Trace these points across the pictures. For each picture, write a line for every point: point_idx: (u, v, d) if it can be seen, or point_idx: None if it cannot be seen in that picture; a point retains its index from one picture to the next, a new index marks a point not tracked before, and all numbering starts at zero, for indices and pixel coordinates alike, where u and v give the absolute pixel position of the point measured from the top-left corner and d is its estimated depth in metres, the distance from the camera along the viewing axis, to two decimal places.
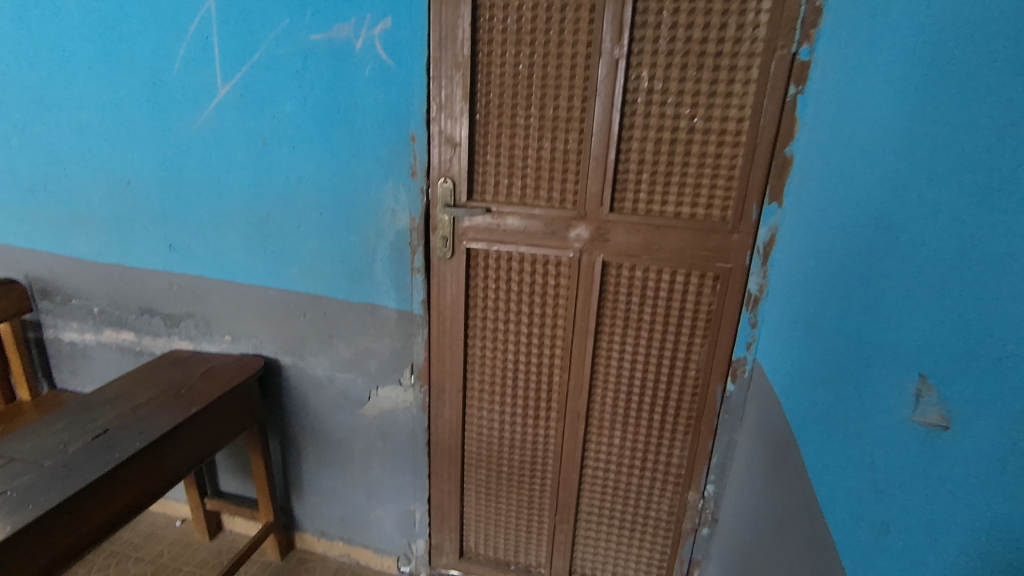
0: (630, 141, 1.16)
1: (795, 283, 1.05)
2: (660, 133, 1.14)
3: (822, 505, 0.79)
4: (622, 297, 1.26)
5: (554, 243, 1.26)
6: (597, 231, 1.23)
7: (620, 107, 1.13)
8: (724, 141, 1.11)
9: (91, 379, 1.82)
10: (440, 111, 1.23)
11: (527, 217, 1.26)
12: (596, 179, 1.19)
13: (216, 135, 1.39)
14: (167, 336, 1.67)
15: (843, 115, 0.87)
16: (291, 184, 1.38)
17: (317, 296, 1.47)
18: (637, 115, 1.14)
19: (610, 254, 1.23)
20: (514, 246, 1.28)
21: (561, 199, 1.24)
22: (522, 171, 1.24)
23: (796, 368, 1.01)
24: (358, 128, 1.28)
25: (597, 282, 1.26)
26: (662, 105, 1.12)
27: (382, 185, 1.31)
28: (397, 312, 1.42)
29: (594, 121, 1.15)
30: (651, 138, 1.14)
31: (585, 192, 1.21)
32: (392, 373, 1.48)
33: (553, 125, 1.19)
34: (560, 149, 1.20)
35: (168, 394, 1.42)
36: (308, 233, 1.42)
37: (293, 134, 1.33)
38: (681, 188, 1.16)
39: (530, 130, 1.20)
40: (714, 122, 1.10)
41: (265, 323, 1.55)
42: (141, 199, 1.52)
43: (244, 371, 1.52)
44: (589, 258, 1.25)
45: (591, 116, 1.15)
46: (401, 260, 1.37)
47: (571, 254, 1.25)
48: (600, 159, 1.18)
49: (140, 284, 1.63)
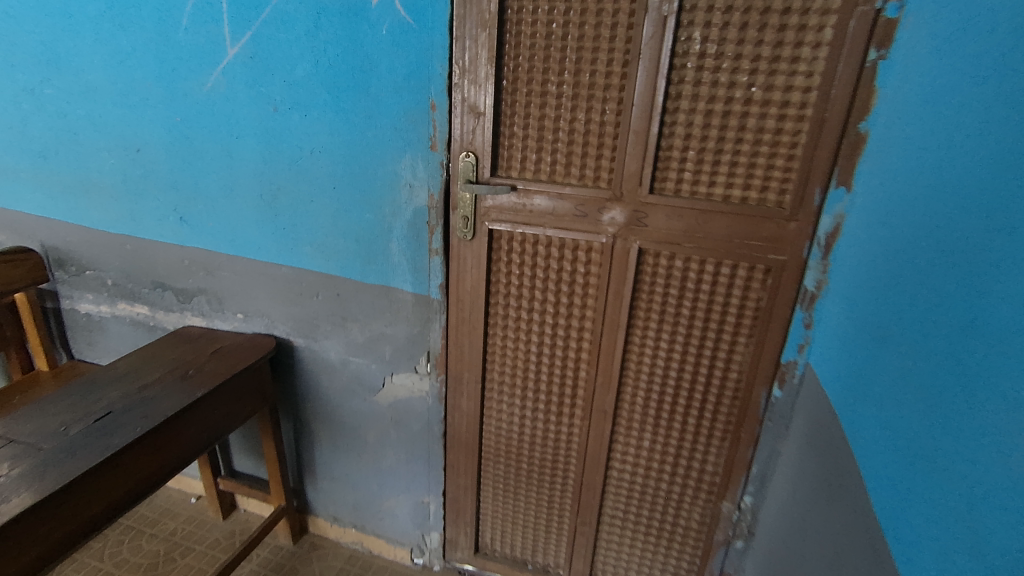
0: (677, 113, 1.02)
1: (863, 281, 0.91)
2: (712, 104, 1.00)
3: (894, 550, 0.67)
4: (659, 289, 1.14)
5: (585, 227, 1.14)
6: (633, 215, 1.10)
7: (667, 73, 0.99)
8: (786, 115, 0.97)
9: (107, 352, 1.80)
10: (463, 76, 1.11)
11: (557, 197, 1.13)
12: (635, 156, 1.06)
13: (226, 100, 1.30)
14: (180, 311, 1.61)
15: (947, 86, 0.73)
16: (304, 155, 1.29)
17: (330, 276, 1.39)
18: (686, 83, 1.00)
19: (646, 240, 1.10)
20: (541, 229, 1.16)
21: (595, 178, 1.11)
22: (553, 145, 1.11)
23: (856, 378, 0.88)
24: (374, 94, 1.17)
25: (631, 272, 1.13)
26: (715, 71, 0.98)
27: (399, 158, 1.21)
28: (413, 296, 1.32)
29: (636, 89, 1.01)
30: (700, 110, 1.00)
31: (622, 171, 1.08)
32: (408, 360, 1.40)
33: (589, 93, 1.05)
34: (596, 121, 1.07)
35: (176, 374, 1.35)
36: (321, 208, 1.33)
37: (306, 100, 1.23)
38: (732, 167, 1.02)
39: (562, 98, 1.07)
40: (775, 92, 0.96)
41: (276, 302, 1.48)
42: (151, 168, 1.45)
43: (255, 352, 1.46)
44: (623, 244, 1.12)
45: (633, 83, 1.01)
46: (419, 240, 1.27)
47: (604, 239, 1.13)
48: (640, 133, 1.04)
49: (151, 257, 1.57)
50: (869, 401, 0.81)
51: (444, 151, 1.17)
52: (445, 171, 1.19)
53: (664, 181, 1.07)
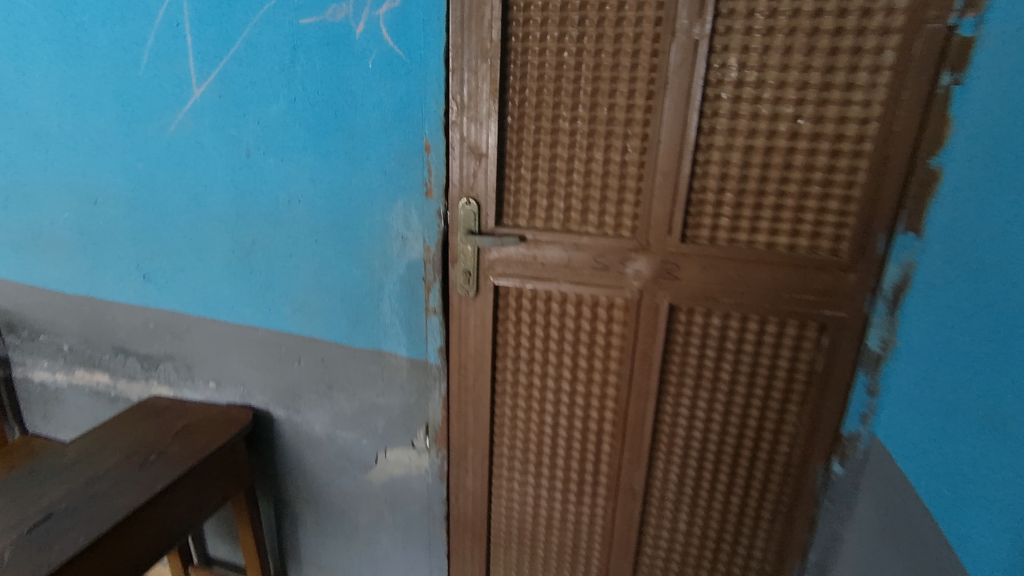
0: (710, 150, 0.88)
1: (939, 343, 0.76)
2: (752, 140, 0.86)
3: None
4: (693, 350, 0.99)
5: (606, 282, 0.99)
6: (662, 267, 0.95)
7: (699, 105, 0.85)
8: (841, 150, 0.83)
9: (65, 425, 1.60)
10: (462, 114, 0.97)
11: (572, 249, 0.99)
12: (663, 200, 0.92)
13: (192, 144, 1.15)
14: (145, 380, 1.43)
15: None
16: (281, 205, 1.13)
17: (313, 339, 1.22)
18: (721, 116, 0.86)
19: (679, 296, 0.95)
20: (555, 285, 1.01)
21: (617, 226, 0.96)
22: (566, 190, 0.97)
23: (936, 463, 0.73)
24: (360, 135, 1.03)
25: (661, 332, 0.98)
26: (754, 102, 0.84)
27: (389, 206, 1.05)
28: (409, 362, 1.16)
29: (663, 124, 0.88)
30: (739, 146, 0.87)
31: (649, 217, 0.93)
32: (403, 433, 1.22)
33: (607, 130, 0.92)
34: (616, 161, 0.93)
35: (134, 461, 1.17)
36: (301, 263, 1.16)
37: (282, 142, 1.08)
38: (778, 210, 0.88)
39: (576, 137, 0.94)
40: (827, 124, 0.82)
41: (252, 368, 1.30)
42: (110, 221, 1.29)
43: (227, 428, 1.28)
44: (650, 300, 0.98)
45: (659, 118, 0.88)
46: (413, 298, 1.11)
47: (628, 295, 0.98)
48: (669, 174, 0.90)
49: (112, 320, 1.39)
50: (970, 500, 0.65)
51: (440, 198, 1.02)
52: (442, 221, 1.04)
53: (697, 228, 0.93)
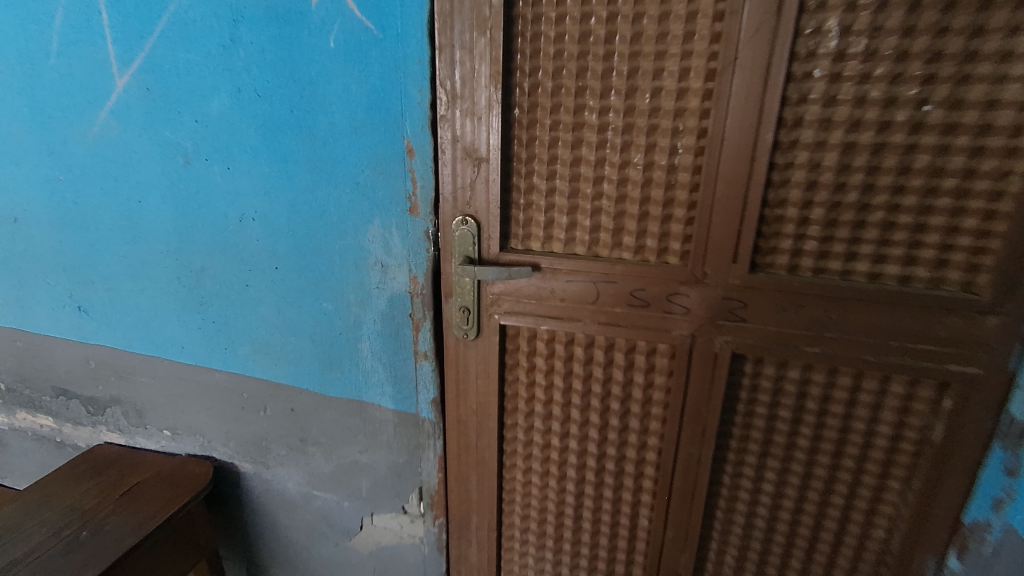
0: (794, 149, 0.64)
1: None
2: (854, 134, 0.62)
3: None
4: (759, 409, 0.76)
5: (647, 323, 0.75)
6: (722, 305, 0.71)
7: (782, 87, 0.61)
8: (985, 147, 0.59)
9: (11, 471, 1.39)
10: (452, 106, 0.73)
11: (601, 281, 0.75)
12: (726, 218, 0.67)
13: (119, 149, 0.92)
14: (92, 425, 1.22)
15: None
16: (230, 224, 0.90)
17: (280, 386, 0.99)
18: (811, 102, 0.62)
19: (744, 343, 0.72)
20: (579, 327, 0.78)
21: (661, 251, 0.73)
22: (593, 204, 0.73)
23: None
24: (323, 135, 0.79)
25: (719, 387, 0.75)
26: (861, 82, 0.60)
27: (365, 225, 0.82)
28: (396, 415, 0.94)
29: (729, 115, 0.63)
30: (835, 143, 0.63)
31: (705, 241, 0.69)
32: (393, 497, 1.01)
33: (649, 123, 0.68)
34: (661, 166, 0.69)
35: (63, 542, 0.95)
36: (260, 296, 0.93)
37: (227, 146, 0.85)
38: (887, 230, 0.64)
39: (607, 134, 0.70)
40: (964, 113, 0.59)
41: (212, 417, 1.08)
42: (33, 244, 1.06)
43: (182, 490, 1.06)
44: (704, 347, 0.74)
45: (725, 106, 0.63)
46: (399, 340, 0.88)
47: (676, 341, 0.75)
48: (736, 183, 0.66)
49: (48, 357, 1.18)
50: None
51: (428, 215, 0.79)
52: (431, 245, 0.80)
53: (771, 253, 0.69)
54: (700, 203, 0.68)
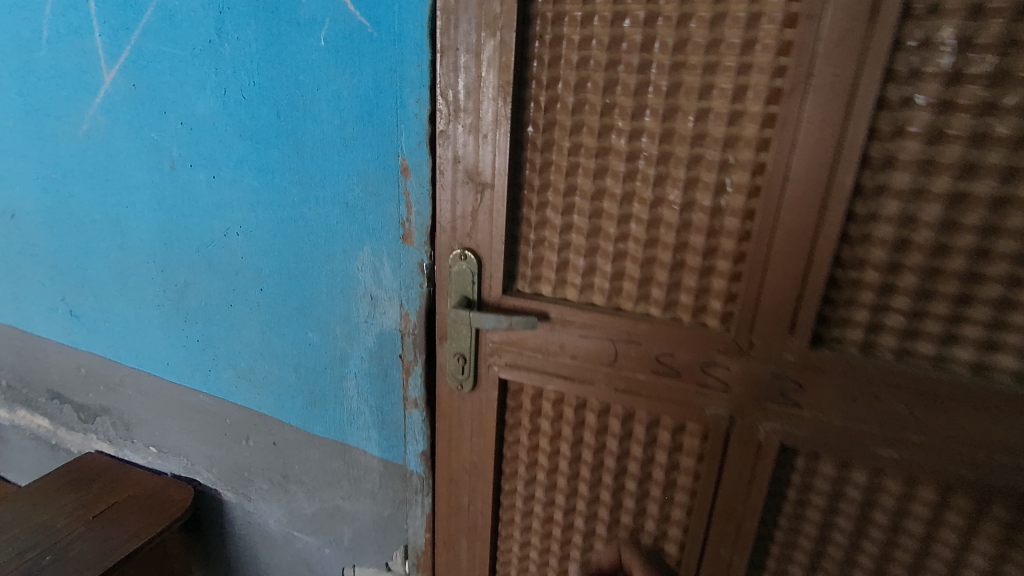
0: (881, 198, 0.49)
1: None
2: (967, 182, 0.46)
3: None
4: (810, 512, 0.61)
5: (674, 395, 0.61)
6: (771, 384, 0.57)
7: (871, 116, 0.46)
8: None
9: (12, 468, 1.37)
10: (454, 120, 0.61)
11: (622, 340, 0.62)
12: (783, 279, 0.53)
13: (108, 149, 0.85)
14: (84, 433, 1.17)
15: None
16: (215, 238, 0.81)
17: (262, 417, 0.90)
18: (909, 136, 0.47)
19: (797, 434, 0.57)
20: (592, 391, 0.65)
21: (697, 310, 0.59)
22: (617, 246, 0.60)
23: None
24: (311, 146, 0.69)
25: (760, 483, 0.60)
26: (982, 114, 0.45)
27: (353, 251, 0.72)
28: (382, 464, 0.83)
29: (796, 148, 0.49)
30: (939, 192, 0.47)
31: (755, 304, 0.55)
32: (375, 552, 0.90)
33: (691, 153, 0.54)
34: (703, 206, 0.55)
35: (23, 566, 0.88)
36: (244, 318, 0.85)
37: (213, 152, 0.76)
38: (1002, 310, 0.49)
39: (638, 163, 0.57)
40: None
41: (195, 440, 1.01)
42: (29, 243, 1.01)
43: (157, 516, 0.98)
44: (745, 432, 0.59)
45: (791, 138, 0.49)
46: (387, 382, 0.77)
47: (709, 420, 0.61)
48: (800, 237, 0.51)
49: (44, 358, 1.13)
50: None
51: (424, 245, 0.67)
52: (426, 279, 0.69)
53: (840, 325, 0.54)
54: (751, 257, 0.53)
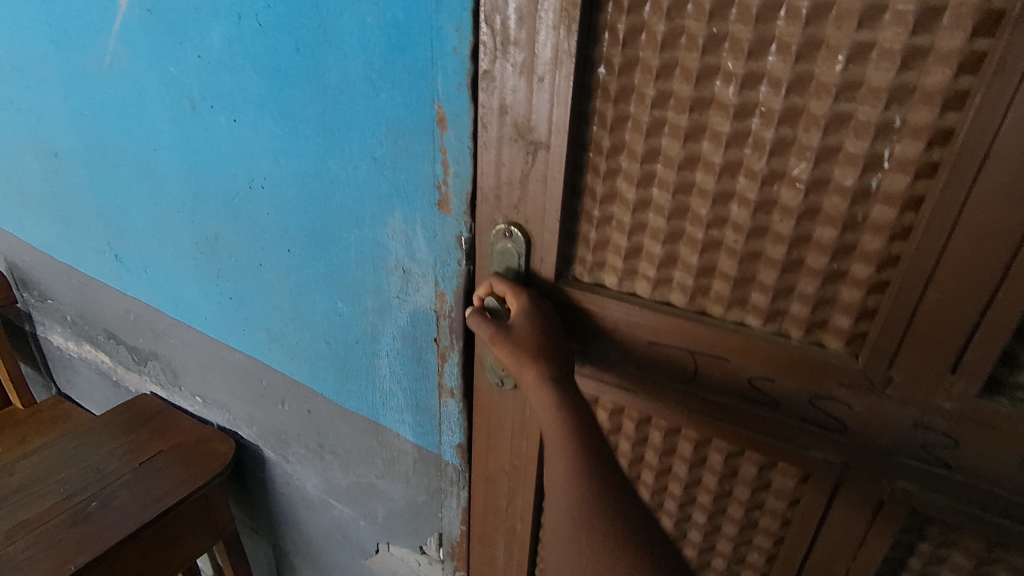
0: None
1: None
2: None
3: None
4: (925, 567, 0.50)
5: (775, 429, 0.51)
6: (912, 434, 0.45)
7: None
8: None
9: (86, 394, 1.43)
10: (501, 58, 0.48)
11: (704, 355, 0.51)
12: (952, 301, 0.40)
13: (130, 86, 0.76)
14: (138, 373, 1.17)
15: None
16: (240, 190, 0.73)
17: (296, 383, 0.84)
18: None
19: (936, 502, 0.45)
20: (662, 408, 0.56)
21: (813, 326, 0.47)
22: (707, 233, 0.48)
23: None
24: (336, 89, 0.57)
25: (880, 549, 0.50)
26: None
27: (383, 217, 0.61)
28: (415, 448, 0.75)
29: (1016, 105, 0.33)
30: None
31: (904, 331, 0.42)
32: (410, 534, 0.84)
33: (832, 110, 0.40)
34: (841, 188, 0.41)
35: (70, 512, 0.89)
36: (274, 280, 0.77)
37: (231, 92, 0.66)
38: None
39: (749, 122, 0.43)
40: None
41: (235, 396, 0.97)
42: (73, 183, 0.97)
43: (198, 469, 0.97)
44: (862, 486, 0.49)
45: (1011, 87, 0.33)
46: (421, 366, 0.68)
47: (813, 464, 0.50)
48: (992, 245, 0.37)
49: (98, 299, 1.13)
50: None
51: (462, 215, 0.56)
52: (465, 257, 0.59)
53: None
54: (906, 267, 0.40)
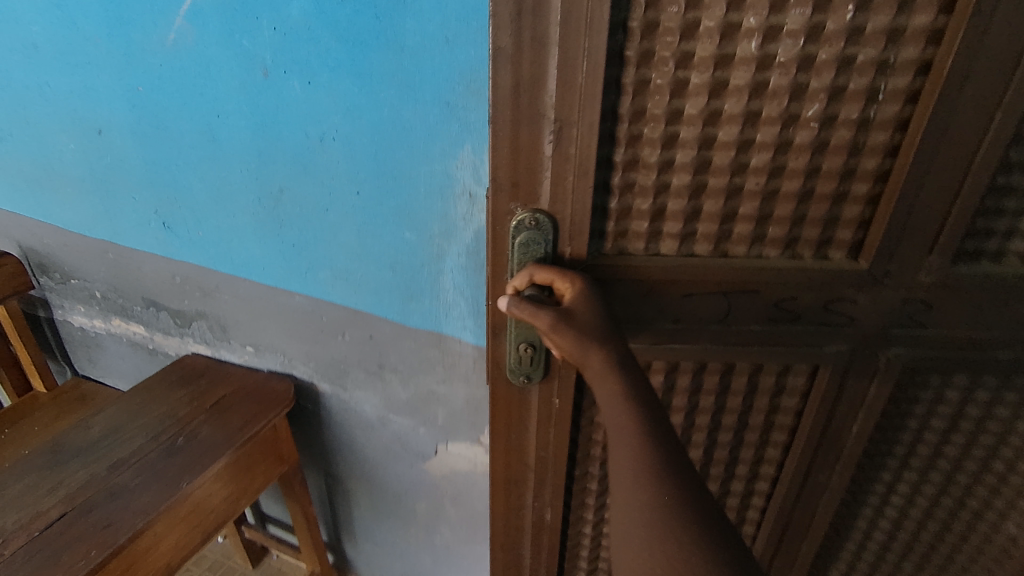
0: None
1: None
2: None
3: None
4: (902, 394, 0.72)
5: (799, 336, 0.68)
6: (902, 310, 0.65)
7: None
8: None
9: (111, 372, 1.46)
10: (532, 20, 0.52)
11: (736, 293, 0.65)
12: (931, 204, 0.58)
13: (192, 55, 0.82)
14: (180, 337, 1.24)
15: None
16: (311, 144, 0.81)
17: (360, 312, 0.95)
18: None
19: (919, 353, 0.67)
20: (699, 345, 0.69)
21: (821, 243, 0.63)
22: (732, 178, 0.60)
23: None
24: (414, 45, 0.67)
25: (879, 395, 0.71)
26: None
27: (458, 153, 0.72)
28: (477, 350, 0.90)
29: (983, 47, 0.50)
30: None
31: (898, 237, 0.60)
32: (470, 427, 0.99)
33: (841, 54, 0.53)
34: (847, 121, 0.56)
35: (162, 446, 1.00)
36: (342, 222, 0.86)
37: (304, 54, 0.73)
38: None
39: (768, 72, 0.55)
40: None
41: (291, 336, 1.07)
42: (116, 156, 1.01)
43: (265, 405, 1.06)
44: (865, 358, 0.68)
45: (978, 35, 0.49)
46: (484, 275, 0.81)
47: (828, 351, 0.68)
48: (958, 159, 0.55)
49: (137, 269, 1.17)
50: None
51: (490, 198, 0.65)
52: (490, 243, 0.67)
53: (974, 241, 0.61)
54: (906, 175, 0.56)
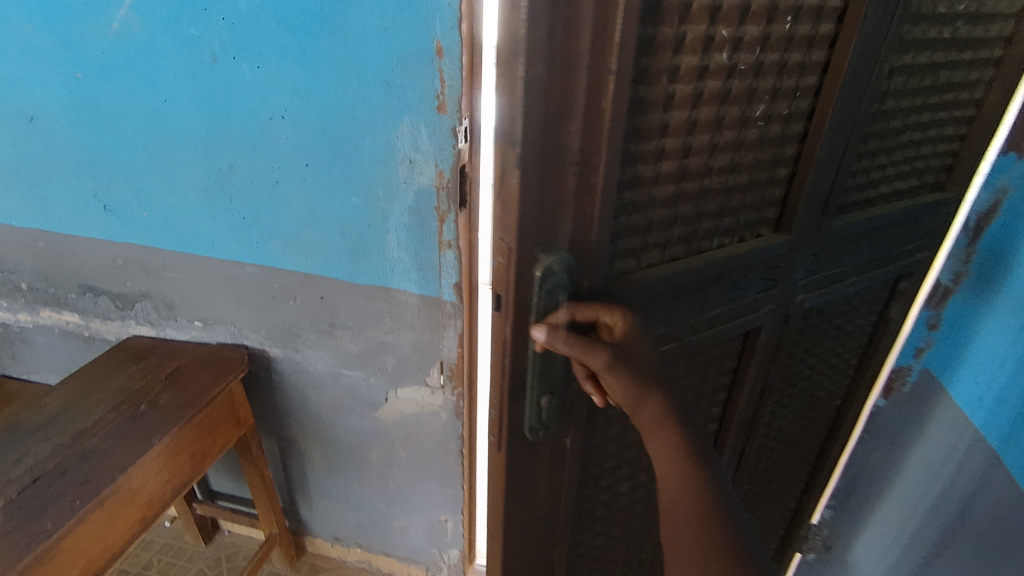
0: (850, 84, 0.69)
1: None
2: (894, 77, 0.73)
3: None
4: (779, 313, 0.84)
5: (719, 281, 0.75)
6: (782, 246, 0.77)
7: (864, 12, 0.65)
8: (952, 112, 0.81)
9: (37, 367, 1.48)
10: (561, 37, 0.49)
11: (708, 285, 0.75)
12: (778, 150, 0.72)
13: (142, 46, 0.94)
14: (121, 320, 1.30)
15: None
16: (260, 122, 0.96)
17: (311, 275, 1.09)
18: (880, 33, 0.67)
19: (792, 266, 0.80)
20: (679, 336, 0.77)
21: (722, 198, 0.71)
22: (659, 150, 0.63)
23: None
24: (353, 35, 0.84)
25: (766, 312, 0.83)
26: (915, 22, 0.69)
27: (395, 125, 0.91)
28: (420, 299, 1.07)
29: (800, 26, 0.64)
30: (885, 78, 0.71)
31: (763, 178, 0.73)
32: (416, 371, 1.15)
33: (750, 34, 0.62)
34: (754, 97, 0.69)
35: (125, 413, 1.06)
36: (292, 192, 1.01)
37: (256, 44, 0.89)
38: (888, 155, 0.80)
39: (711, 58, 0.60)
40: (933, 28, 0.71)
41: (242, 307, 1.19)
42: (54, 143, 1.09)
43: (221, 373, 1.17)
44: (759, 284, 0.80)
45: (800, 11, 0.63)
46: (424, 231, 0.99)
47: (732, 283, 0.77)
48: (793, 114, 0.71)
49: (75, 255, 1.23)
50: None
51: (501, 246, 0.58)
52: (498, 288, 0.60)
53: (805, 180, 0.74)
54: (763, 130, 0.69)
